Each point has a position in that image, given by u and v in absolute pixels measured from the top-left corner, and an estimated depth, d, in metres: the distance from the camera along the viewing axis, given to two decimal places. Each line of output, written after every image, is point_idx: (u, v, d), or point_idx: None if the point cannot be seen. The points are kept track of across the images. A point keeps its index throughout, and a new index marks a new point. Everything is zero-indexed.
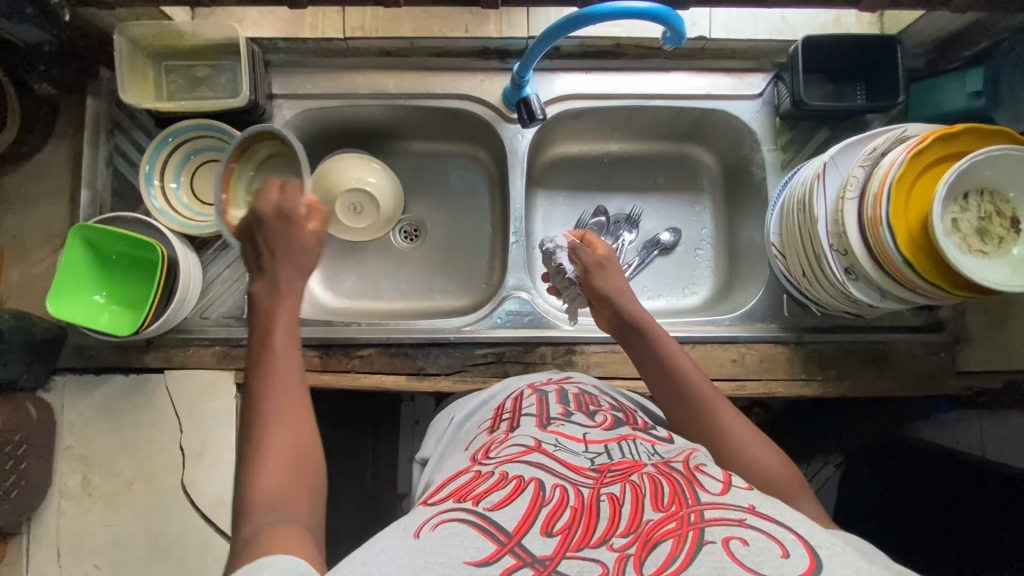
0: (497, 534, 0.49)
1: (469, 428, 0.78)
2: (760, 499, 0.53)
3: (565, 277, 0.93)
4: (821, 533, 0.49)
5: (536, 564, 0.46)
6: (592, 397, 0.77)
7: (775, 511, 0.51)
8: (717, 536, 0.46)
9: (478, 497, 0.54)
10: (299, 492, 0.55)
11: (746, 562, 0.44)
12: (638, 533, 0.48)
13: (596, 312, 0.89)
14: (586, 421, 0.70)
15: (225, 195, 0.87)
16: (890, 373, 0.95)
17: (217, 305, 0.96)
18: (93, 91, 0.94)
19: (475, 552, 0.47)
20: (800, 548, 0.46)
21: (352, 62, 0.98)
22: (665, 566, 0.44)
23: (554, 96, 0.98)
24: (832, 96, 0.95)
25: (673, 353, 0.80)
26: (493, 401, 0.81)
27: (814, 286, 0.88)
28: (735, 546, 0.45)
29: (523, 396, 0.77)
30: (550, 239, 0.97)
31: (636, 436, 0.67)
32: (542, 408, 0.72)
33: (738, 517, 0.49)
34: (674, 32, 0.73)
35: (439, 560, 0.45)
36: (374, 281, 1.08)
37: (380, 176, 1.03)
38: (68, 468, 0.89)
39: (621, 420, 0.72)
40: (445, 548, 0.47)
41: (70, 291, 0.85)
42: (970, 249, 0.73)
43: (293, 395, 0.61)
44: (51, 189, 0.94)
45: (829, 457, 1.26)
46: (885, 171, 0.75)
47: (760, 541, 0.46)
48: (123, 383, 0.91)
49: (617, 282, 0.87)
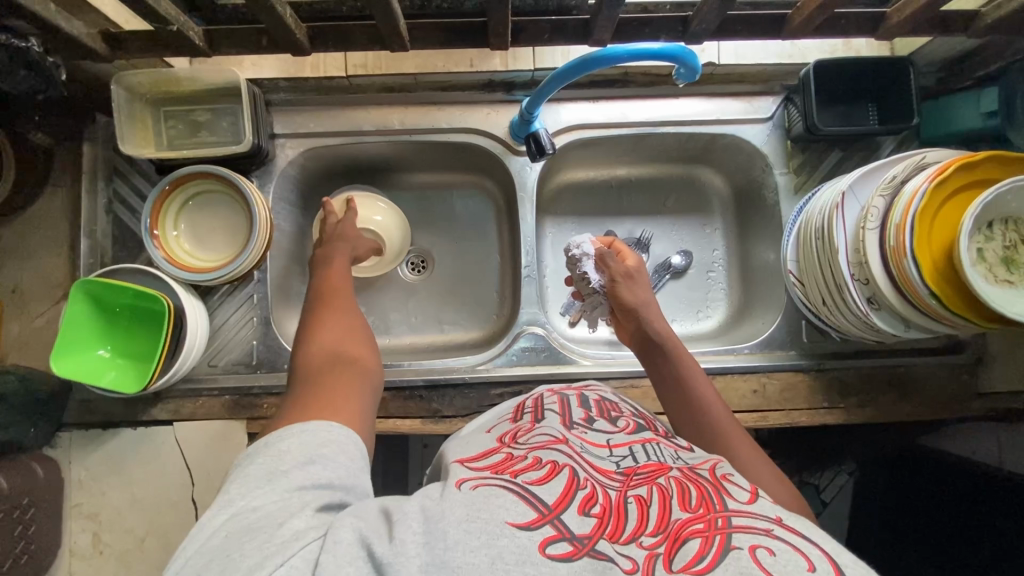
0: (538, 504, 0.47)
1: (487, 420, 0.73)
2: (788, 513, 0.50)
3: (590, 286, 0.90)
4: (850, 555, 0.45)
5: (575, 541, 0.44)
6: (613, 404, 0.73)
7: (803, 527, 0.48)
8: (743, 543, 0.44)
9: (516, 472, 0.52)
10: (346, 409, 0.60)
11: (772, 572, 0.41)
12: (667, 532, 0.45)
13: (619, 323, 0.88)
14: (610, 427, 0.65)
15: (153, 215, 0.87)
16: (912, 397, 0.93)
17: (226, 352, 0.93)
18: (89, 137, 0.91)
19: (517, 514, 0.45)
20: (826, 564, 0.43)
21: (354, 99, 0.95)
22: (693, 564, 0.42)
23: (562, 126, 0.97)
24: (842, 120, 0.91)
25: (692, 374, 0.79)
26: (506, 410, 0.76)
27: (835, 315, 0.86)
28: (761, 554, 0.43)
29: (544, 396, 0.74)
30: (573, 243, 0.91)
31: (659, 441, 0.63)
32: (565, 408, 0.69)
33: (765, 527, 0.46)
34: (688, 67, 0.70)
35: (481, 514, 0.44)
36: (383, 317, 1.06)
37: (389, 217, 1.03)
38: (78, 527, 0.86)
39: (643, 426, 0.67)
40: (487, 507, 0.45)
41: (72, 350, 0.82)
42: (996, 279, 0.72)
43: (356, 335, 0.74)
44: (49, 240, 0.91)
45: (843, 464, 1.16)
46: (907, 200, 0.73)
47: (787, 552, 0.43)
48: (132, 437, 0.89)
49: (643, 295, 0.87)
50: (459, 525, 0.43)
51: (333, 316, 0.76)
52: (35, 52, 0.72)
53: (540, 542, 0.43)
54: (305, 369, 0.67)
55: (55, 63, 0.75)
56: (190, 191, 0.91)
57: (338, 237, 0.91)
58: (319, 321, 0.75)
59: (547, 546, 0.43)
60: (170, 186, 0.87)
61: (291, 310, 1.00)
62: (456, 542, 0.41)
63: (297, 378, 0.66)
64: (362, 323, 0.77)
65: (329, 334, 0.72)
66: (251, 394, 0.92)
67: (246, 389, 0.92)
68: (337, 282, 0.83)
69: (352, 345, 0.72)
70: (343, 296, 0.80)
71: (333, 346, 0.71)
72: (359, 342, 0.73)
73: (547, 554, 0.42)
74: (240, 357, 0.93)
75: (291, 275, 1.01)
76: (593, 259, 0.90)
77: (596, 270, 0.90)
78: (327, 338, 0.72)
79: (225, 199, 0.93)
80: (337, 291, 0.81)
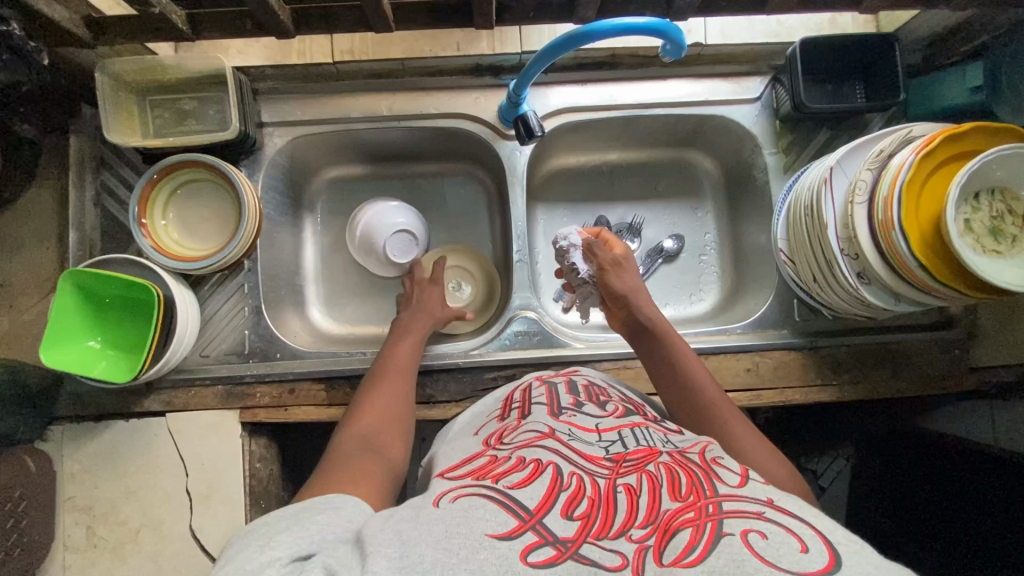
0: (519, 509, 0.47)
1: (478, 416, 0.73)
2: (781, 494, 0.50)
3: (578, 276, 0.90)
4: (842, 532, 0.45)
5: (558, 544, 0.43)
6: (602, 388, 0.73)
7: (794, 507, 0.48)
8: (735, 529, 0.43)
9: (497, 476, 0.52)
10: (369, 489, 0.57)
11: (766, 556, 0.40)
12: (656, 524, 0.45)
13: (610, 312, 0.88)
14: (598, 411, 0.65)
15: (140, 202, 0.86)
16: (905, 374, 0.93)
17: (217, 342, 0.93)
18: (76, 129, 0.90)
19: (497, 525, 0.45)
20: (819, 544, 0.42)
21: (342, 86, 0.95)
22: (683, 556, 0.41)
23: (551, 110, 0.97)
24: (830, 97, 0.93)
25: (685, 357, 0.78)
26: (497, 400, 0.76)
27: (825, 292, 0.87)
28: (754, 539, 0.42)
29: (532, 386, 0.73)
30: (561, 234, 0.92)
31: (648, 425, 0.63)
32: (553, 398, 0.68)
33: (755, 510, 0.46)
34: (674, 44, 0.71)
35: (460, 530, 0.44)
36: (376, 306, 1.06)
37: (476, 282, 1.05)
38: (72, 520, 0.86)
39: (633, 410, 0.67)
40: (466, 520, 0.45)
41: (61, 341, 0.82)
42: (984, 249, 0.72)
43: (397, 416, 0.73)
44: (37, 233, 0.91)
45: (839, 450, 1.18)
46: (894, 173, 0.73)
47: (778, 535, 0.43)
48: (124, 430, 0.88)
49: (632, 282, 0.86)
50: (437, 543, 0.42)
51: (389, 390, 0.76)
52: (16, 35, 0.70)
53: (521, 549, 0.42)
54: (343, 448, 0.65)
55: (38, 47, 0.74)
56: (181, 178, 0.90)
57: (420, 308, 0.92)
58: (387, 379, 0.79)
59: (529, 552, 0.42)
60: (158, 174, 0.87)
61: (285, 303, 0.99)
62: (433, 563, 0.40)
63: (333, 453, 0.65)
64: (410, 411, 0.76)
65: (375, 411, 0.72)
66: (243, 383, 0.92)
67: (237, 378, 0.92)
68: (404, 357, 0.83)
69: (390, 430, 0.70)
70: (405, 375, 0.80)
71: (372, 428, 0.69)
72: (397, 428, 0.71)
73: (529, 562, 0.41)
74: (231, 347, 0.93)
75: (283, 265, 1.00)
76: (581, 249, 0.91)
77: (584, 261, 0.91)
78: (368, 424, 0.70)
79: (216, 188, 0.93)
80: (402, 364, 0.82)
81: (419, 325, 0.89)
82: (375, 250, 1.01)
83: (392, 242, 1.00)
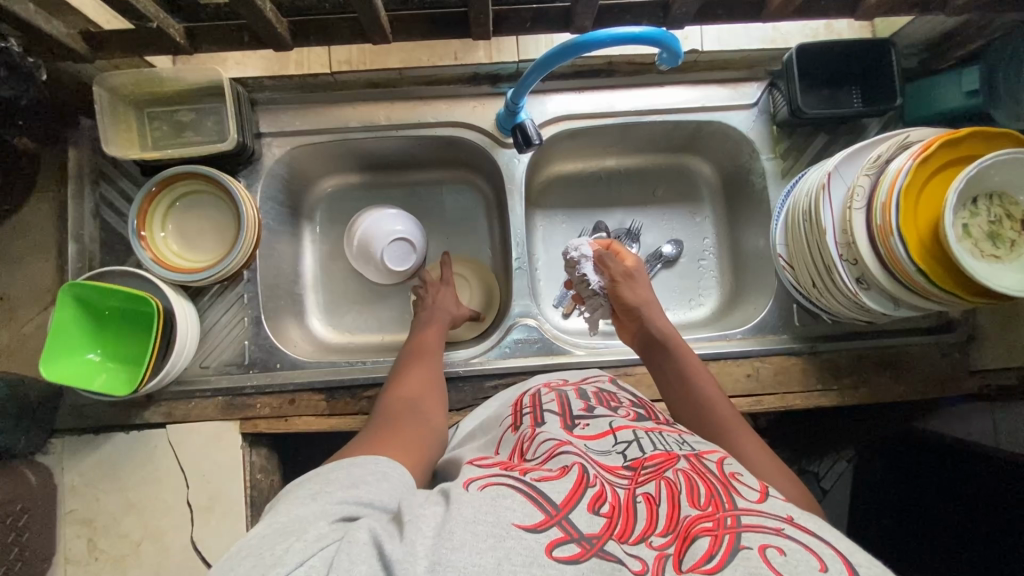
0: (545, 504, 0.46)
1: (488, 424, 0.72)
2: (800, 512, 0.48)
3: (589, 287, 0.90)
4: (863, 553, 0.44)
5: (583, 541, 0.43)
6: (612, 394, 0.73)
7: (816, 526, 0.46)
8: (753, 542, 0.43)
9: (525, 470, 0.52)
10: (409, 453, 0.61)
11: (783, 572, 0.40)
12: (676, 530, 0.45)
13: (620, 323, 0.88)
14: (610, 413, 0.65)
15: (138, 215, 0.86)
16: (906, 378, 0.93)
17: (217, 353, 0.93)
18: (74, 141, 0.90)
19: (523, 516, 0.44)
20: (839, 563, 0.41)
21: (341, 96, 0.95)
22: (701, 563, 0.41)
23: (548, 118, 0.97)
24: (827, 103, 0.93)
25: (696, 373, 0.78)
26: (507, 404, 0.75)
27: (826, 297, 0.87)
28: (772, 554, 0.41)
29: (542, 392, 0.72)
30: (572, 246, 0.92)
31: (661, 429, 0.63)
32: (564, 405, 0.67)
33: (775, 526, 0.45)
34: (670, 52, 0.71)
35: (487, 518, 0.43)
36: (375, 315, 1.06)
37: (473, 292, 1.04)
38: (73, 533, 0.85)
39: (645, 415, 0.67)
40: (493, 508, 0.45)
41: (61, 354, 0.82)
42: (982, 254, 0.72)
43: (432, 386, 0.77)
44: (36, 246, 0.90)
45: (841, 452, 1.18)
46: (892, 178, 0.73)
47: (797, 552, 0.42)
48: (124, 442, 0.88)
49: (645, 293, 0.86)
50: (466, 526, 0.42)
51: (420, 366, 0.81)
52: (14, 52, 0.71)
53: (546, 545, 0.42)
54: (386, 410, 0.71)
55: (36, 63, 0.74)
56: (178, 191, 0.90)
57: (436, 303, 0.94)
58: (416, 359, 0.82)
59: (554, 548, 0.42)
60: (157, 186, 0.87)
61: (285, 313, 0.99)
62: (462, 543, 0.41)
63: (377, 416, 0.70)
64: (442, 383, 0.80)
65: (411, 382, 0.77)
66: (243, 394, 0.91)
67: (237, 390, 0.91)
68: (427, 341, 0.86)
69: (426, 397, 0.74)
70: (433, 354, 0.84)
71: (410, 396, 0.74)
72: (433, 394, 0.76)
73: (555, 556, 0.41)
74: (231, 358, 0.93)
75: (281, 275, 1.00)
76: (591, 261, 0.91)
77: (595, 272, 0.90)
78: (404, 392, 0.74)
79: (213, 199, 0.93)
80: (426, 349, 0.85)
81: (439, 316, 0.92)
82: (373, 258, 1.00)
83: (388, 250, 0.99)
